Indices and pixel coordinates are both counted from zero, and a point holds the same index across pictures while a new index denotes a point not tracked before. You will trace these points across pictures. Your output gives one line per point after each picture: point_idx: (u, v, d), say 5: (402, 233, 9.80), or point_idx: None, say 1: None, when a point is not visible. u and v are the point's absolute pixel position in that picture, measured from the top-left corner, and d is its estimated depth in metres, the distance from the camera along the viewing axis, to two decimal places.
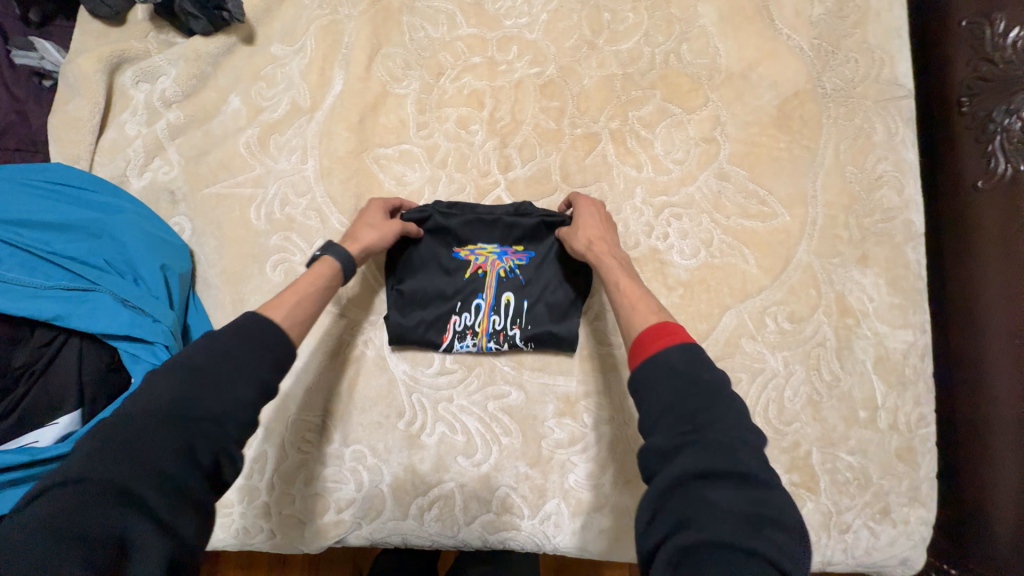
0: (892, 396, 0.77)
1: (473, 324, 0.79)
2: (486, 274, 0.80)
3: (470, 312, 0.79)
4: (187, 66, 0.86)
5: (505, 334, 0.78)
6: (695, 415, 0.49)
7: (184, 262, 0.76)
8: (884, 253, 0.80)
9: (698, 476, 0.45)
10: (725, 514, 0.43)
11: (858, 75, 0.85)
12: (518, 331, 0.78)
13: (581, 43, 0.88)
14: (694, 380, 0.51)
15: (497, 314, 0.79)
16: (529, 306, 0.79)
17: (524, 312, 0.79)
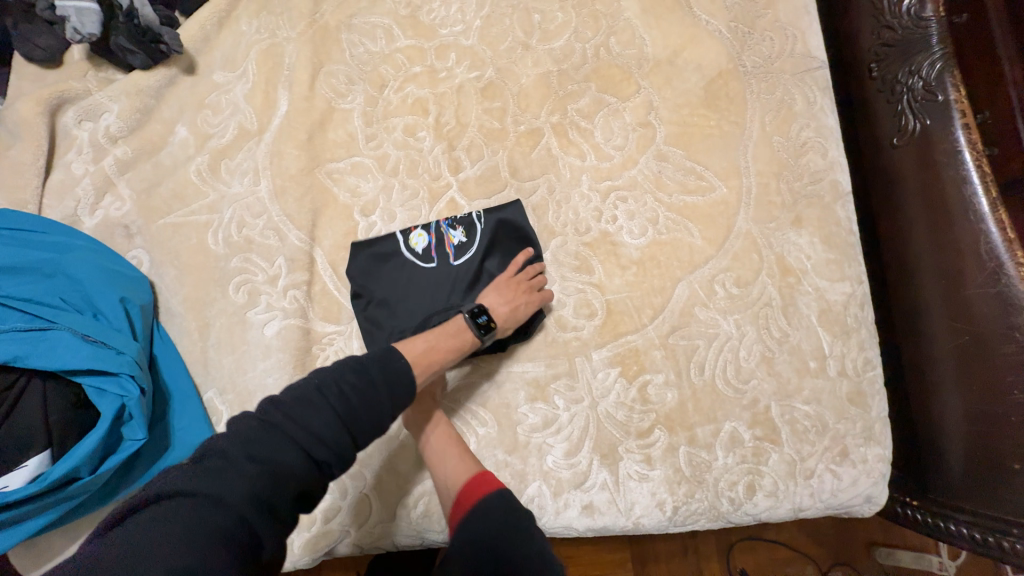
0: (838, 344, 0.82)
1: (425, 230, 0.84)
2: (435, 248, 0.83)
3: (420, 233, 0.84)
4: (130, 101, 0.87)
5: (457, 221, 0.84)
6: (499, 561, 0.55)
7: (143, 294, 0.78)
8: (816, 214, 0.86)
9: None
10: None
11: (774, 51, 0.91)
12: (468, 220, 0.84)
13: (515, 44, 0.92)
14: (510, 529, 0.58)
15: (445, 231, 0.84)
16: (472, 224, 0.84)
17: (468, 224, 0.84)
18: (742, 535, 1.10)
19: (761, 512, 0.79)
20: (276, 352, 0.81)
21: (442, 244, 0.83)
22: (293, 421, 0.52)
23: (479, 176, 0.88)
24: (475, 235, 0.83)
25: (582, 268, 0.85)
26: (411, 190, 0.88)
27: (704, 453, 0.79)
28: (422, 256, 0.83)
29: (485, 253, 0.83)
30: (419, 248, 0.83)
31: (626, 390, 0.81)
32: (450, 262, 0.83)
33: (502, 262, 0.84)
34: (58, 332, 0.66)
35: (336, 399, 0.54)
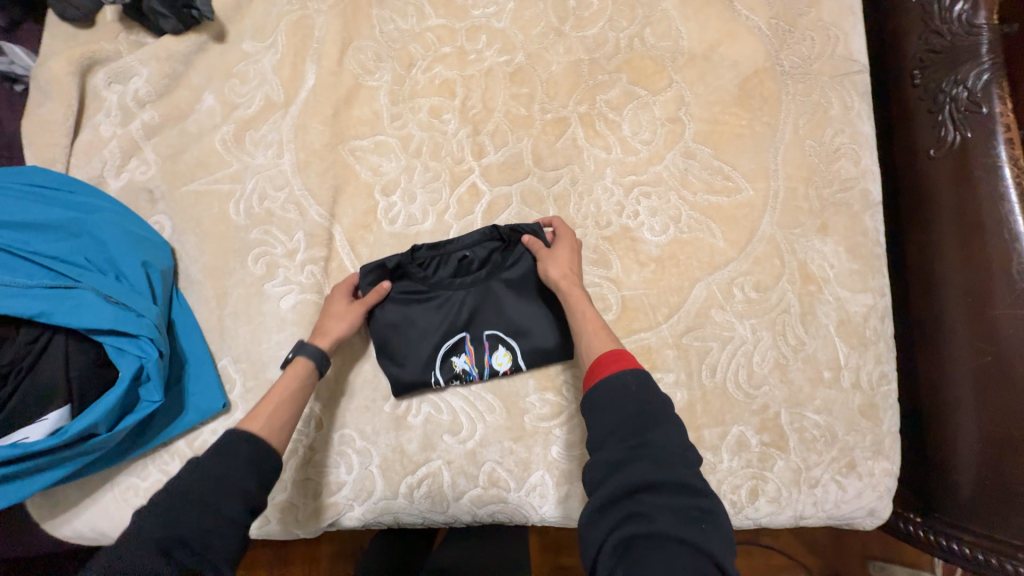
0: (854, 356, 0.81)
1: (487, 373, 0.81)
2: (487, 349, 0.81)
3: (495, 369, 0.81)
4: (159, 66, 0.87)
5: (462, 374, 0.81)
6: (645, 432, 0.53)
7: (163, 259, 0.78)
8: (843, 222, 0.84)
9: (649, 487, 0.49)
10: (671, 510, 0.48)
11: (814, 52, 0.88)
12: (449, 372, 0.81)
13: (548, 30, 0.91)
14: (645, 406, 0.55)
15: (470, 368, 0.81)
16: (445, 361, 0.80)
17: (446, 363, 0.80)
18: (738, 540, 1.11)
19: (763, 518, 0.78)
20: (292, 325, 0.82)
21: (483, 351, 0.81)
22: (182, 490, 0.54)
23: (502, 162, 0.88)
24: (438, 356, 0.80)
25: (600, 262, 0.85)
26: (433, 173, 0.88)
27: (709, 455, 0.79)
28: (500, 339, 0.81)
29: (447, 326, 0.80)
30: (505, 356, 0.81)
31: None
32: (477, 329, 0.81)
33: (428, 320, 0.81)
34: (82, 292, 0.67)
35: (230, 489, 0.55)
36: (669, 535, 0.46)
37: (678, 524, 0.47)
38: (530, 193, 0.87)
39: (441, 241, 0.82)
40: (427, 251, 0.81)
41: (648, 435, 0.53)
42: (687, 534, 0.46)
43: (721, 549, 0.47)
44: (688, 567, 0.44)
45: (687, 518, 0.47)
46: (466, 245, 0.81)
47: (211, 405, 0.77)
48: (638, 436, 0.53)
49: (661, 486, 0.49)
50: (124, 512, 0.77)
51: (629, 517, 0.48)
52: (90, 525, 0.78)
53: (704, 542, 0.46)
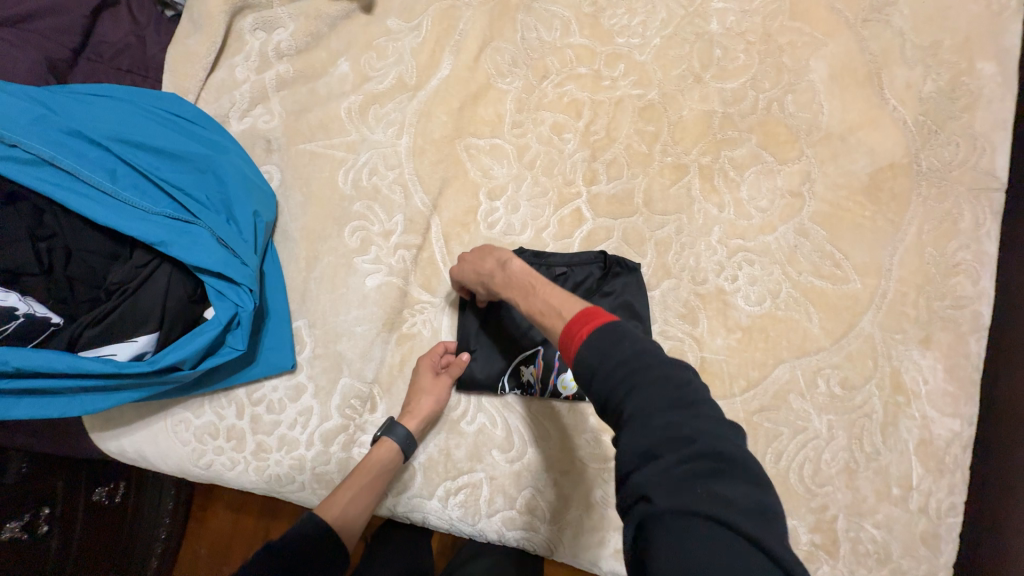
0: (927, 480, 0.77)
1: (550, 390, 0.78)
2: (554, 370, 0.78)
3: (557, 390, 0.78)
4: (306, 24, 0.88)
5: (525, 387, 0.79)
6: (623, 408, 0.47)
7: (270, 210, 0.79)
8: (947, 339, 0.80)
9: (642, 459, 0.44)
10: (671, 483, 0.42)
11: (957, 159, 0.85)
12: (515, 383, 0.80)
13: (688, 74, 0.89)
14: (617, 374, 0.49)
15: (535, 383, 0.79)
16: (514, 370, 0.80)
17: (514, 373, 0.80)
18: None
19: None
20: (372, 304, 0.83)
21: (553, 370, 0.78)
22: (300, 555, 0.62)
23: (612, 195, 0.87)
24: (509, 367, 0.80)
25: (687, 318, 0.83)
26: (541, 188, 0.87)
27: None
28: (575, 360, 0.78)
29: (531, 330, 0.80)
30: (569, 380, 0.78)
31: None
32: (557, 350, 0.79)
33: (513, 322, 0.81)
34: (198, 228, 0.68)
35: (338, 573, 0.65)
36: (674, 508, 0.41)
37: (677, 496, 0.42)
38: (632, 231, 0.85)
39: (543, 250, 0.84)
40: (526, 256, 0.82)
41: (628, 401, 0.47)
42: (689, 505, 0.41)
43: (738, 503, 0.41)
44: (702, 540, 0.39)
45: (685, 490, 0.42)
46: (566, 259, 0.83)
47: (281, 363, 0.78)
48: (620, 414, 0.47)
49: (653, 453, 0.44)
50: (172, 443, 0.80)
51: (634, 500, 0.44)
52: (137, 448, 0.80)
53: (713, 505, 0.41)
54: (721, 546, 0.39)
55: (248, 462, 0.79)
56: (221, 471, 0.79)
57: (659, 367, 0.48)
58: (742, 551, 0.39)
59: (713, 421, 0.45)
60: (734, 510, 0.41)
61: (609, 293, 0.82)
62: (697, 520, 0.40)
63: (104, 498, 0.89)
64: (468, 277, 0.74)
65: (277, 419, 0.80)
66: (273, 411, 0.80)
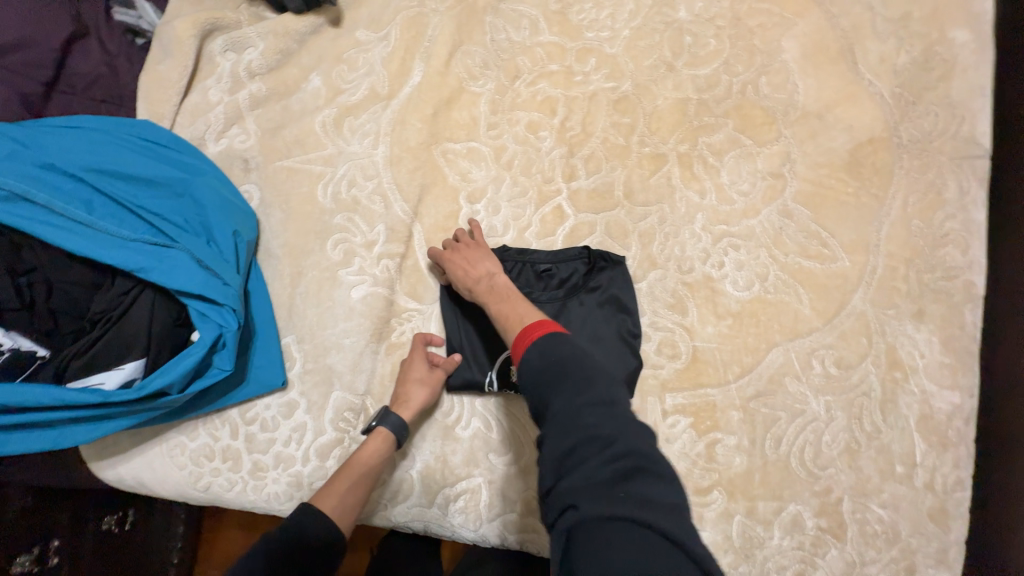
0: (931, 455, 0.76)
1: None
2: None
3: None
4: (276, 41, 0.89)
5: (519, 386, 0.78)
6: (552, 410, 0.51)
7: (251, 229, 0.79)
8: (941, 311, 0.79)
9: (564, 459, 0.47)
10: (589, 481, 0.45)
11: (936, 129, 0.84)
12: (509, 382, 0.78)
13: (659, 63, 0.89)
14: (549, 379, 0.53)
15: None
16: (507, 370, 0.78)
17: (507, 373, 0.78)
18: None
19: None
20: (359, 316, 0.82)
21: None
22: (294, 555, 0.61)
23: (592, 189, 0.86)
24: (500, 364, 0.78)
25: (676, 307, 0.82)
26: (521, 188, 0.87)
27: (760, 529, 0.75)
28: None
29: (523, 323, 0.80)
30: None
31: (692, 443, 0.78)
32: None
33: None
34: (177, 252, 0.68)
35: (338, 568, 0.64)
36: (591, 507, 0.43)
37: (594, 496, 0.43)
38: (615, 224, 0.85)
39: (526, 249, 0.84)
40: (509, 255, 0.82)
41: (555, 404, 0.51)
42: (609, 509, 0.42)
43: (651, 499, 0.43)
44: (614, 536, 0.40)
45: (603, 489, 0.44)
46: (550, 257, 0.82)
47: (272, 381, 0.78)
48: (547, 419, 0.51)
49: (573, 453, 0.47)
50: (169, 468, 0.79)
51: (557, 504, 0.45)
52: (134, 475, 0.80)
53: (629, 503, 0.42)
54: (634, 543, 0.40)
55: (246, 482, 0.79)
56: (219, 493, 0.79)
57: (588, 373, 0.53)
58: (652, 547, 0.40)
59: (629, 422, 0.49)
60: (646, 508, 0.42)
61: (597, 286, 0.81)
62: (613, 520, 0.41)
63: (115, 527, 0.90)
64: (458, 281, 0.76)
65: (272, 437, 0.79)
66: (267, 429, 0.80)
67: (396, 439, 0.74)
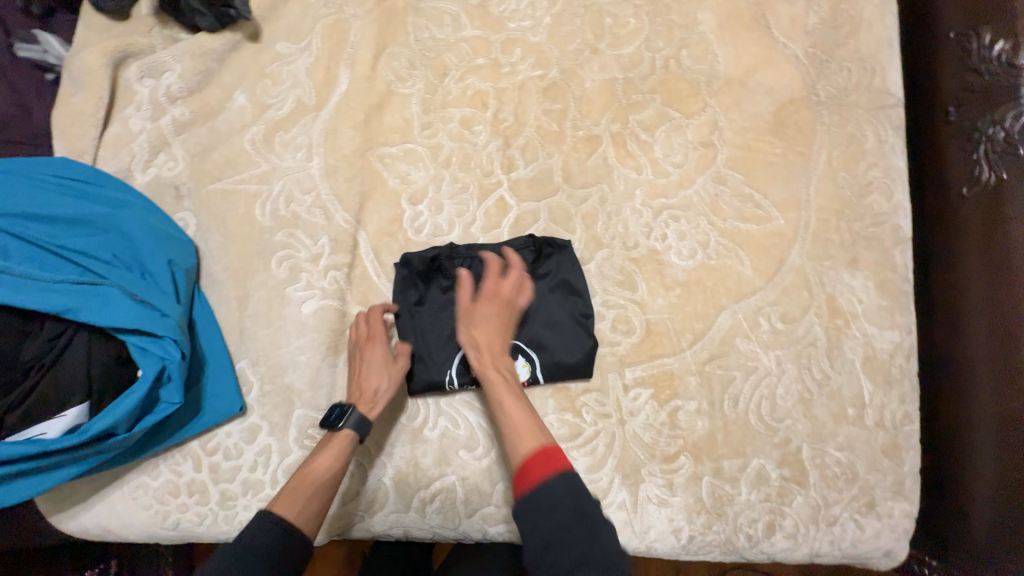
0: (879, 394, 0.80)
1: None
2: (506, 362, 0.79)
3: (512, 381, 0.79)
4: (193, 62, 0.86)
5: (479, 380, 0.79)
6: (570, 530, 0.54)
7: (188, 257, 0.78)
8: (873, 257, 0.83)
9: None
10: None
11: (850, 83, 0.88)
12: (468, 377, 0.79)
13: (583, 47, 0.90)
14: (571, 508, 0.56)
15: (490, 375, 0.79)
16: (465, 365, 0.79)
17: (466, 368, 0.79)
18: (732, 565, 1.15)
19: (777, 553, 0.78)
20: (312, 331, 0.81)
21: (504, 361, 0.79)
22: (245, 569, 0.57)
23: (532, 178, 0.87)
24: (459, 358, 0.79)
25: (626, 284, 0.84)
26: (461, 184, 0.87)
27: (728, 486, 0.78)
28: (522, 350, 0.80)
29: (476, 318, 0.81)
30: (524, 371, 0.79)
31: (656, 413, 0.80)
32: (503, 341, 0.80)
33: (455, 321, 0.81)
34: (108, 288, 0.66)
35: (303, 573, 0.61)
36: None
37: None
38: (558, 210, 0.86)
39: (472, 243, 0.84)
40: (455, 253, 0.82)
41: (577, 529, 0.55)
42: None
43: None
44: None
45: None
46: (496, 248, 0.83)
47: (228, 408, 0.77)
48: (563, 535, 0.54)
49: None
50: (135, 511, 0.77)
51: None
52: (98, 523, 0.77)
53: None
54: None
55: (216, 514, 0.77)
56: (190, 528, 0.77)
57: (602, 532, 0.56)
58: None
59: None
60: None
61: (545, 271, 0.83)
62: None
63: None
64: (485, 334, 0.74)
65: (237, 464, 0.78)
66: (231, 457, 0.78)
67: (358, 435, 0.72)
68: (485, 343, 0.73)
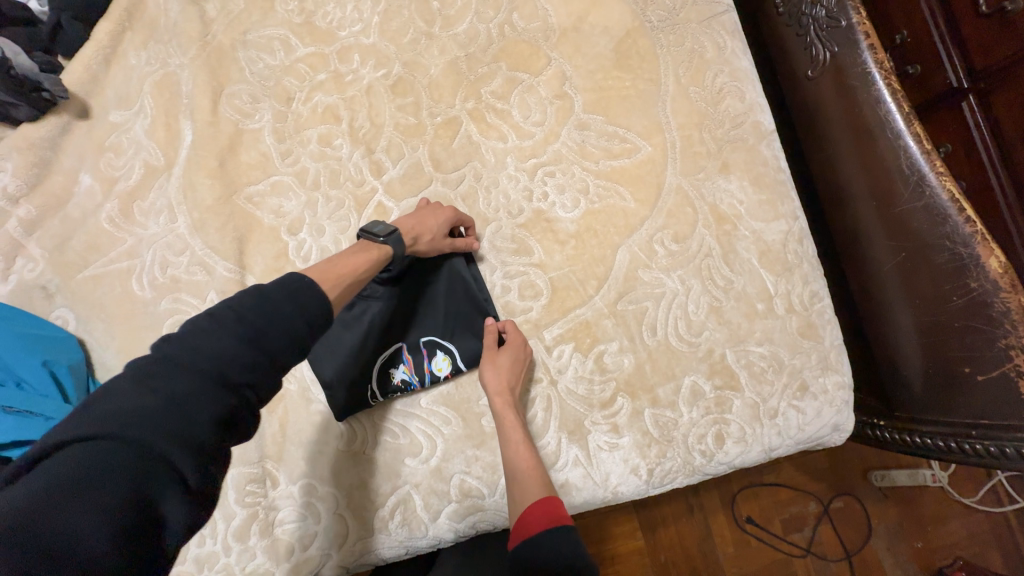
0: (782, 283, 0.83)
1: (427, 378, 0.79)
2: (424, 359, 0.79)
3: (434, 375, 0.79)
4: (24, 156, 0.82)
5: (402, 385, 0.78)
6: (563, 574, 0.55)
7: (71, 352, 0.74)
8: (742, 157, 0.86)
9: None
10: None
11: (678, 2, 0.90)
12: (389, 384, 0.78)
13: (418, 35, 0.90)
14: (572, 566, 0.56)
15: (412, 376, 0.79)
16: (384, 372, 0.78)
17: (386, 376, 0.78)
18: (743, 485, 1.16)
19: (734, 459, 0.80)
20: None
21: (421, 358, 0.79)
22: (153, 403, 0.41)
23: (403, 175, 0.86)
24: (376, 362, 0.78)
25: (522, 250, 0.84)
26: (336, 202, 0.86)
27: (669, 412, 0.79)
28: (437, 344, 0.80)
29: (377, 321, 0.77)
30: (444, 362, 0.79)
31: (583, 363, 0.80)
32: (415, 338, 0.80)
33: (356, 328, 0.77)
34: None
35: (233, 319, 0.47)
36: None
37: None
38: (437, 198, 0.86)
39: None
40: None
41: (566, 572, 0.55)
42: None
43: None
44: None
45: None
46: None
47: None
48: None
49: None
50: None
51: None
52: None
53: None
54: None
55: None
56: None
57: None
58: None
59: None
60: None
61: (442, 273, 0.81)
62: None
63: None
64: (499, 381, 0.74)
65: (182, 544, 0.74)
66: None
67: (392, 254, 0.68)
68: (504, 385, 0.74)
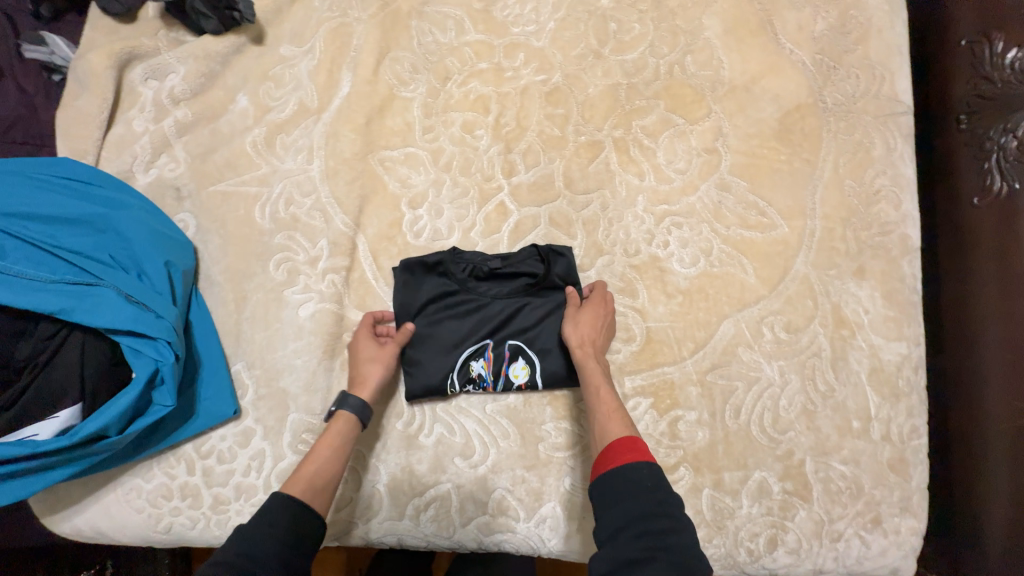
0: (885, 407, 0.78)
1: (502, 383, 0.79)
2: (504, 364, 0.79)
3: (509, 382, 0.79)
4: (197, 64, 0.87)
5: (477, 381, 0.78)
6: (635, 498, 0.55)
7: (186, 259, 0.78)
8: (879, 266, 0.81)
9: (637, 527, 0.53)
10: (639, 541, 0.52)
11: (859, 90, 0.87)
12: (466, 377, 0.78)
13: (587, 52, 0.90)
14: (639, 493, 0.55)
15: (488, 376, 0.78)
16: (464, 363, 0.78)
17: (465, 368, 0.78)
18: None
19: (779, 569, 0.75)
20: (309, 334, 0.80)
21: (502, 363, 0.79)
22: None
23: (533, 183, 0.86)
24: (461, 354, 0.78)
25: (626, 291, 0.82)
26: (462, 189, 0.86)
27: (728, 499, 0.76)
28: (522, 352, 0.79)
29: (477, 325, 0.79)
30: (523, 373, 0.79)
31: (655, 423, 0.78)
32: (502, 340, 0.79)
33: (453, 326, 0.79)
34: (104, 290, 0.66)
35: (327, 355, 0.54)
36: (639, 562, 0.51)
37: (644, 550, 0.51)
38: (559, 214, 0.85)
39: (471, 253, 0.82)
40: (466, 261, 0.81)
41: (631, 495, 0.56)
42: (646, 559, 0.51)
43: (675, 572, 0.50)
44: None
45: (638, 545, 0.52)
46: (498, 259, 0.81)
47: (223, 411, 0.76)
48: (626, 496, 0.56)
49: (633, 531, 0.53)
50: (127, 513, 0.75)
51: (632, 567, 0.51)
52: (93, 524, 0.75)
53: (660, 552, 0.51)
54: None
55: (210, 518, 0.75)
56: (183, 533, 0.75)
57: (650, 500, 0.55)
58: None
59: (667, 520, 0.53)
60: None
61: (543, 300, 0.81)
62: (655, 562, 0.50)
63: None
64: (585, 325, 0.75)
65: (230, 468, 0.76)
66: (225, 460, 0.76)
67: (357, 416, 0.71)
68: (586, 337, 0.75)
